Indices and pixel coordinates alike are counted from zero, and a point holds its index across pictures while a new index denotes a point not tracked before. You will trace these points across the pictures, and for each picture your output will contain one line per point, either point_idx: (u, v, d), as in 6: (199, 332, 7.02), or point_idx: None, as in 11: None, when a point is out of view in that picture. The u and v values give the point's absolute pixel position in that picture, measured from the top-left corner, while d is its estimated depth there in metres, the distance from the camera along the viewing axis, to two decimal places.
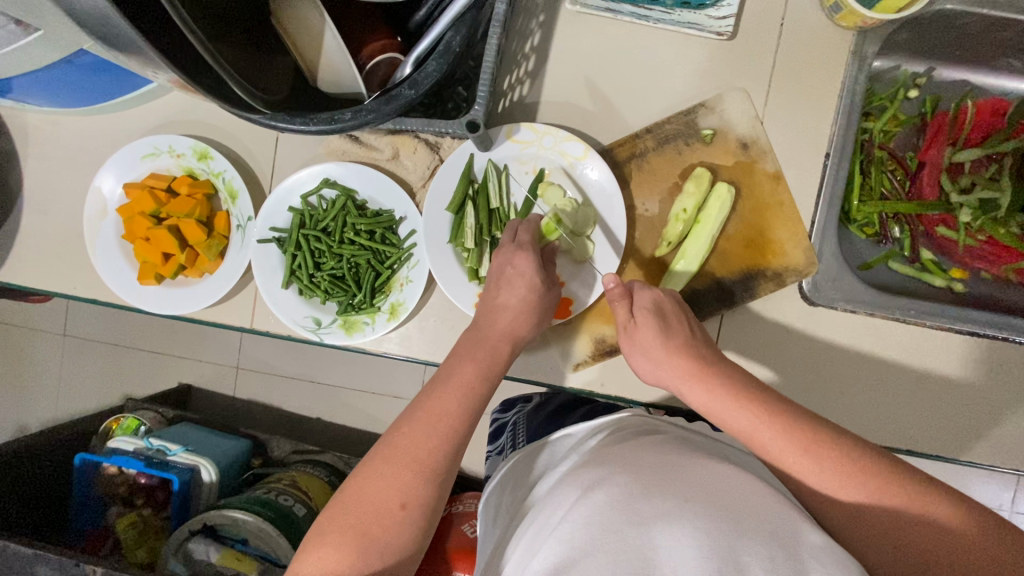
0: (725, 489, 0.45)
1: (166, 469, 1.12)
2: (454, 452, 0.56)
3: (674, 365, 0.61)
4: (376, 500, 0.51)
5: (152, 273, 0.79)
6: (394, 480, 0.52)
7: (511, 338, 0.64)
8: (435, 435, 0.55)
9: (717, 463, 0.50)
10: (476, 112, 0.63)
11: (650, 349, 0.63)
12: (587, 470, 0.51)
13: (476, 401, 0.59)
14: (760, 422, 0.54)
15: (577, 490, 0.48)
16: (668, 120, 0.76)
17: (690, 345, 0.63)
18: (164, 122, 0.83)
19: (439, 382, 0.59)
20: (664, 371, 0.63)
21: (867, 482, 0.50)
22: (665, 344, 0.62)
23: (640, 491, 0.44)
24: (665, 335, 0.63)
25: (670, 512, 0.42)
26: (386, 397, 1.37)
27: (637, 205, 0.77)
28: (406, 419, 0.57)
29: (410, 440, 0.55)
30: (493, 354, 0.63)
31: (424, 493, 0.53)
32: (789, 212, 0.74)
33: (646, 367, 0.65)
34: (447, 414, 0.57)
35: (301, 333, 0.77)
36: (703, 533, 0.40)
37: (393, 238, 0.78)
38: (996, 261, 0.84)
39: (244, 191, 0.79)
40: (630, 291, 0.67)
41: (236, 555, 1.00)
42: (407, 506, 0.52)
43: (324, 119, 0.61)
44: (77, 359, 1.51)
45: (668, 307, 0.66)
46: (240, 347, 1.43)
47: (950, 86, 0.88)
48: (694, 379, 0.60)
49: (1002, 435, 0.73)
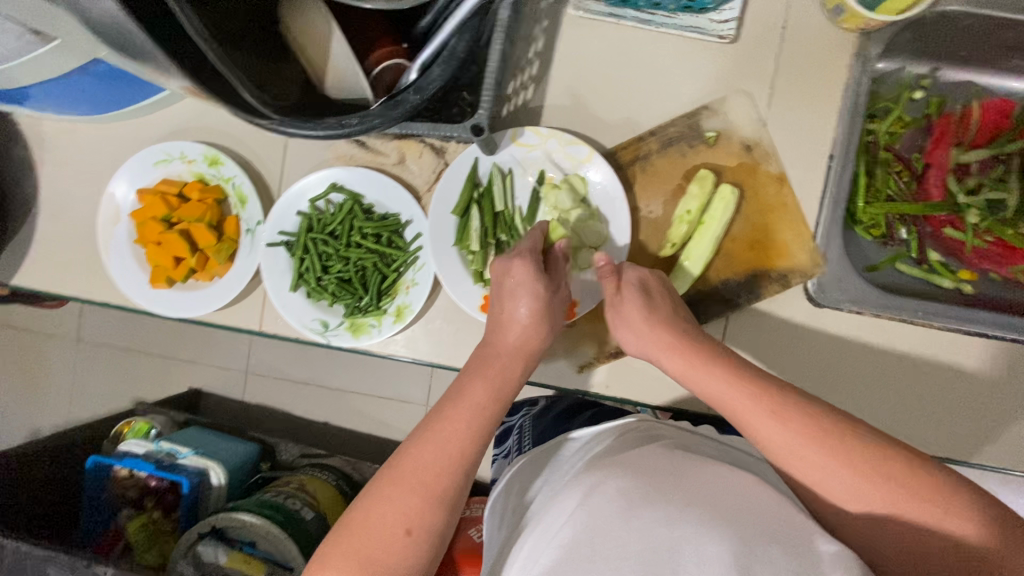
0: (727, 496, 0.45)
1: (175, 472, 1.16)
2: (462, 475, 0.56)
3: (658, 337, 0.63)
4: (380, 524, 0.52)
5: (164, 276, 0.81)
6: (400, 505, 0.53)
7: (523, 354, 0.64)
8: (443, 457, 0.56)
9: (721, 468, 0.50)
10: (480, 117, 0.64)
11: (633, 322, 0.65)
12: (592, 474, 0.51)
13: (486, 420, 0.59)
14: (735, 389, 0.55)
15: (579, 494, 0.48)
16: (671, 123, 0.76)
17: (673, 320, 0.64)
18: (176, 130, 0.85)
19: (448, 401, 0.59)
20: (646, 343, 0.64)
21: (853, 460, 0.49)
22: (649, 318, 0.64)
23: (640, 498, 0.44)
24: (650, 311, 0.65)
25: (672, 519, 0.42)
26: (392, 402, 1.39)
27: (641, 208, 0.77)
28: (413, 440, 0.57)
29: (418, 463, 0.55)
30: (505, 371, 0.62)
31: (429, 517, 0.53)
32: (792, 212, 0.74)
33: (628, 339, 0.66)
34: (456, 435, 0.57)
35: (309, 335, 0.78)
36: (705, 540, 0.40)
37: (399, 242, 0.78)
38: (1004, 263, 0.85)
39: (253, 195, 0.81)
40: (619, 268, 0.69)
41: (241, 557, 1.02)
42: (413, 531, 0.52)
43: (332, 124, 0.62)
44: (89, 365, 1.53)
45: (653, 285, 0.67)
46: (249, 352, 1.45)
47: (955, 87, 0.88)
48: (674, 350, 0.61)
49: (1011, 438, 0.73)
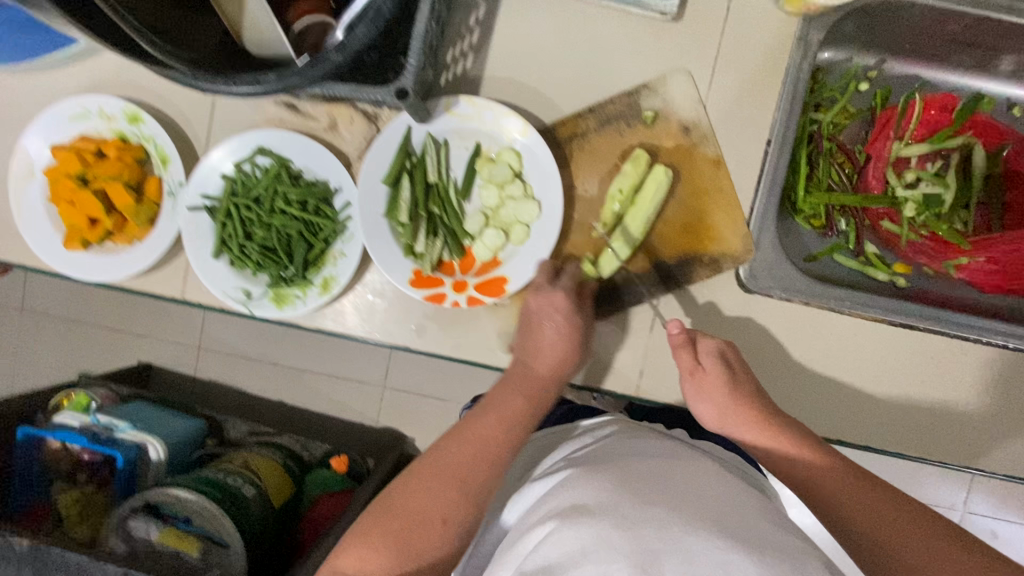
0: (704, 497, 0.49)
1: (111, 446, 1.12)
2: (495, 477, 0.61)
3: (739, 413, 0.66)
4: (421, 509, 0.57)
5: (78, 238, 0.77)
6: (438, 496, 0.57)
7: (554, 381, 0.69)
8: (482, 459, 0.61)
9: (705, 476, 0.55)
10: (404, 80, 0.62)
11: (715, 396, 0.67)
12: (581, 480, 0.54)
13: (518, 434, 0.64)
14: (773, 440, 0.64)
15: (569, 504, 0.50)
16: (611, 100, 0.74)
17: (753, 399, 0.67)
18: (96, 83, 0.80)
19: (487, 408, 0.65)
20: (731, 419, 0.67)
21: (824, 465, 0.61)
22: (733, 394, 0.66)
23: (627, 500, 0.48)
24: (733, 385, 0.67)
25: (656, 517, 0.45)
26: (349, 382, 1.37)
27: (577, 186, 0.75)
28: (453, 440, 0.62)
29: (460, 459, 0.60)
30: (542, 391, 0.68)
31: (463, 511, 0.58)
32: (727, 196, 0.73)
33: (709, 412, 0.68)
34: (493, 442, 0.62)
35: (231, 304, 0.75)
36: (694, 535, 0.43)
37: (326, 210, 0.75)
38: (937, 257, 0.87)
39: (176, 156, 0.77)
40: (693, 337, 0.69)
41: (176, 534, 0.99)
42: (447, 521, 0.57)
43: (247, 80, 0.59)
44: (32, 335, 1.48)
45: (731, 357, 0.68)
46: (202, 326, 1.41)
47: (901, 81, 0.88)
48: (758, 425, 0.65)
49: (924, 429, 0.75)
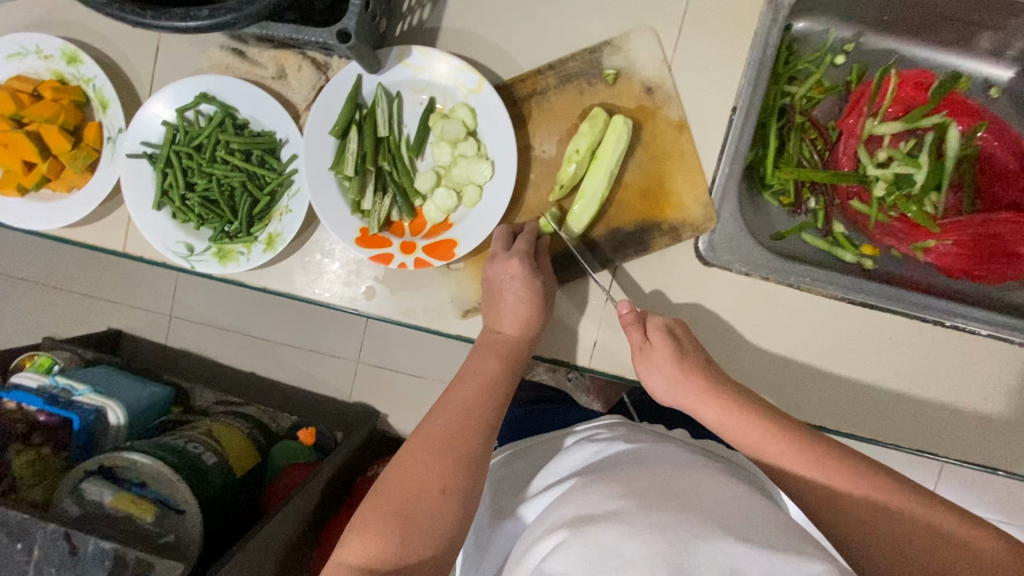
0: (715, 504, 0.47)
1: (69, 408, 1.06)
2: (485, 439, 0.59)
3: (690, 384, 0.64)
4: (417, 483, 0.54)
5: (13, 182, 0.74)
6: (433, 467, 0.55)
7: (527, 337, 0.68)
8: (468, 423, 0.59)
9: (704, 477, 0.52)
10: (347, 21, 0.59)
11: (664, 368, 0.64)
12: (587, 489, 0.52)
13: (501, 392, 0.63)
14: (744, 424, 0.60)
15: (573, 514, 0.48)
16: (572, 57, 0.71)
17: (704, 368, 0.64)
18: (35, 22, 0.76)
19: (466, 375, 0.64)
20: (680, 391, 0.64)
21: (805, 454, 0.57)
22: (680, 366, 0.64)
23: (642, 506, 0.45)
24: (681, 358, 0.64)
25: (667, 523, 0.42)
26: (322, 355, 1.34)
27: (534, 146, 0.72)
28: (437, 412, 0.60)
29: (446, 428, 0.58)
30: (516, 347, 0.67)
31: (460, 477, 0.55)
32: (688, 161, 0.71)
33: (659, 384, 0.66)
34: (472, 404, 0.61)
35: (172, 259, 0.72)
36: (715, 544, 0.40)
37: (272, 162, 0.73)
38: (906, 240, 0.84)
39: (115, 100, 0.73)
40: (642, 316, 0.68)
41: (130, 498, 0.92)
42: (446, 490, 0.54)
43: (178, 15, 0.56)
44: (3, 297, 1.45)
45: (680, 331, 0.67)
46: (174, 294, 1.38)
47: (877, 55, 0.86)
48: (708, 399, 0.63)
49: (885, 410, 0.73)
